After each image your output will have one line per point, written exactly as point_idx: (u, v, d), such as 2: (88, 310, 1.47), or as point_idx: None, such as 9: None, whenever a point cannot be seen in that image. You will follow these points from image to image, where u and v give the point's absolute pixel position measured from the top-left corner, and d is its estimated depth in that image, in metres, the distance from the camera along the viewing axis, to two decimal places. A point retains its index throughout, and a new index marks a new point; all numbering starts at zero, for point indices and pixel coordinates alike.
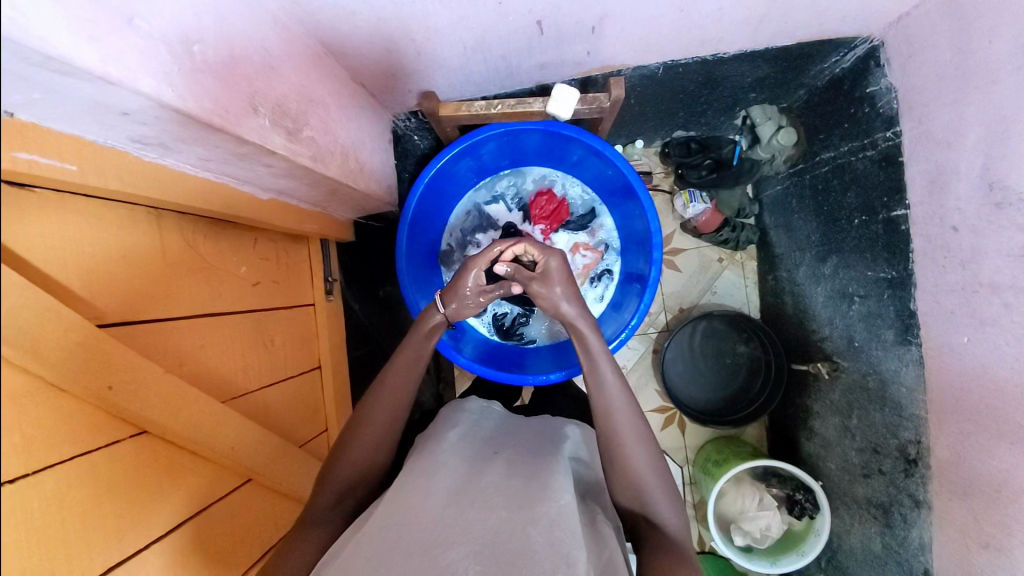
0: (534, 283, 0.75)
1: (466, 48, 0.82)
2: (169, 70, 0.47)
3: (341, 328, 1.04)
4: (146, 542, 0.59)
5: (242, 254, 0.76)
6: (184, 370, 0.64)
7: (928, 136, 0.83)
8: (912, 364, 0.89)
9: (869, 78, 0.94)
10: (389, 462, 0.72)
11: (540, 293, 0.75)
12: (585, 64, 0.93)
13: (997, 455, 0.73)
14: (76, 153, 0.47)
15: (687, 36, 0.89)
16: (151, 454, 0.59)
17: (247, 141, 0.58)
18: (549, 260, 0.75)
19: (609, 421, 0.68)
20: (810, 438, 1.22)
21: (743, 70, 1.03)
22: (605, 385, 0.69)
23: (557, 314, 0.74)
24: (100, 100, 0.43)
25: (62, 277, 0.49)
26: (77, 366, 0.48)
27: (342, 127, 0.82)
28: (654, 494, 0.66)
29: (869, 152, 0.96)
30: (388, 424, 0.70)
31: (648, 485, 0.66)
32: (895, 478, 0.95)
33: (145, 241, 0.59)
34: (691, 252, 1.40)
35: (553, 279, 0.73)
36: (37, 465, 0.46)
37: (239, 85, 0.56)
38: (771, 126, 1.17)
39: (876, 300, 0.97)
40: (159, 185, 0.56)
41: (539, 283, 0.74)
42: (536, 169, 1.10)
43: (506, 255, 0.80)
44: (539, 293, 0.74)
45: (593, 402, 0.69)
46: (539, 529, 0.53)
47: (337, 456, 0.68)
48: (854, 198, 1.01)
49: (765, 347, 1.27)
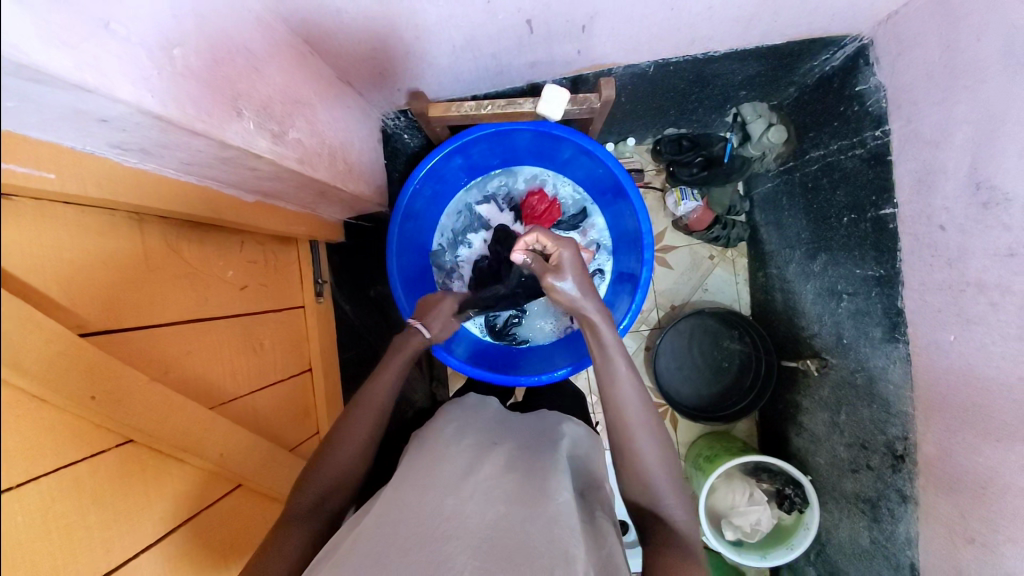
0: (548, 275, 0.70)
1: (456, 47, 0.81)
2: (150, 76, 0.45)
3: (331, 329, 1.03)
4: (135, 552, 0.58)
5: (229, 258, 0.75)
6: (170, 377, 0.63)
7: (916, 135, 0.83)
8: (899, 361, 0.90)
9: (858, 77, 0.94)
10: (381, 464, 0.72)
11: (553, 286, 0.69)
12: (575, 63, 0.93)
13: (982, 452, 0.75)
14: (53, 160, 0.46)
15: (677, 35, 0.89)
16: (139, 463, 0.58)
17: (231, 146, 0.56)
18: (561, 249, 0.70)
19: (619, 420, 0.68)
20: (799, 434, 1.23)
21: (734, 68, 1.03)
22: (617, 375, 0.68)
23: (572, 307, 0.70)
24: (78, 108, 0.42)
25: (42, 285, 0.48)
26: (60, 376, 0.47)
27: (330, 128, 0.81)
28: (648, 493, 0.67)
29: (858, 150, 0.96)
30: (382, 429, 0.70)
31: (642, 483, 0.67)
32: (883, 473, 0.96)
33: (127, 247, 0.58)
34: (682, 250, 1.40)
35: (567, 270, 0.69)
36: (21, 479, 0.46)
37: (222, 87, 0.55)
38: (761, 123, 1.17)
39: (864, 298, 0.98)
40: (140, 190, 0.55)
41: (552, 276, 0.69)
42: (527, 169, 1.09)
43: (520, 244, 0.75)
44: (553, 286, 0.68)
45: (609, 400, 0.69)
46: (536, 524, 0.53)
47: (326, 456, 0.68)
48: (843, 197, 1.01)
49: (756, 344, 1.28)
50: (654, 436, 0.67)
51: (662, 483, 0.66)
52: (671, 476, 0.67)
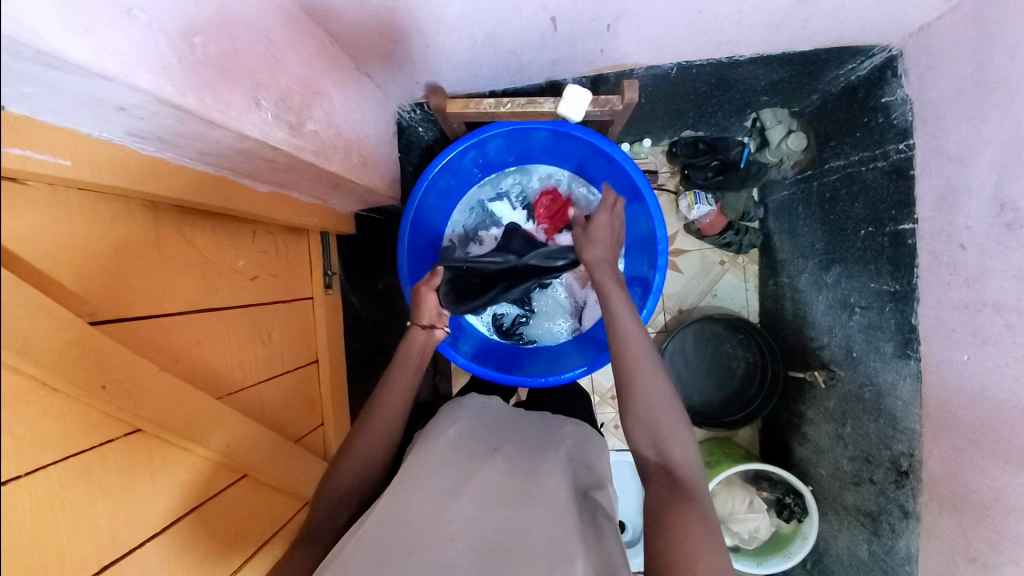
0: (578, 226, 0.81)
1: (477, 42, 0.79)
2: (169, 63, 0.44)
3: (339, 321, 1.02)
4: (140, 540, 0.58)
5: (241, 247, 0.75)
6: (179, 367, 0.63)
7: (941, 151, 0.82)
8: (910, 378, 0.89)
9: (885, 88, 0.93)
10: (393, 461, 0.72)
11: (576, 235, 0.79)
12: (597, 62, 0.91)
13: (989, 474, 0.74)
14: (70, 147, 0.45)
15: (703, 38, 0.87)
16: (147, 453, 0.58)
17: (249, 137, 0.56)
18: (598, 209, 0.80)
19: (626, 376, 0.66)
20: (802, 444, 1.23)
21: (758, 74, 1.02)
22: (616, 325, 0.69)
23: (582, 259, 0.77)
24: (96, 95, 0.42)
25: (55, 272, 0.47)
26: (70, 365, 0.47)
27: (347, 120, 0.79)
28: (650, 458, 0.65)
29: (880, 163, 0.94)
30: (388, 428, 0.69)
31: (646, 437, 0.64)
32: (886, 488, 0.96)
33: (140, 235, 0.58)
34: (692, 254, 1.39)
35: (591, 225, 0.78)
36: (31, 466, 0.46)
37: (242, 77, 0.54)
38: (780, 130, 1.17)
39: (878, 312, 0.97)
40: (154, 178, 0.54)
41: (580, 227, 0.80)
42: (542, 168, 1.08)
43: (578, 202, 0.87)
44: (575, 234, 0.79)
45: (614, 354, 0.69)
46: (541, 531, 0.53)
47: (342, 451, 0.69)
48: (861, 209, 1.00)
49: (762, 352, 1.27)
50: (656, 389, 0.66)
51: (666, 444, 0.64)
52: (672, 435, 0.64)
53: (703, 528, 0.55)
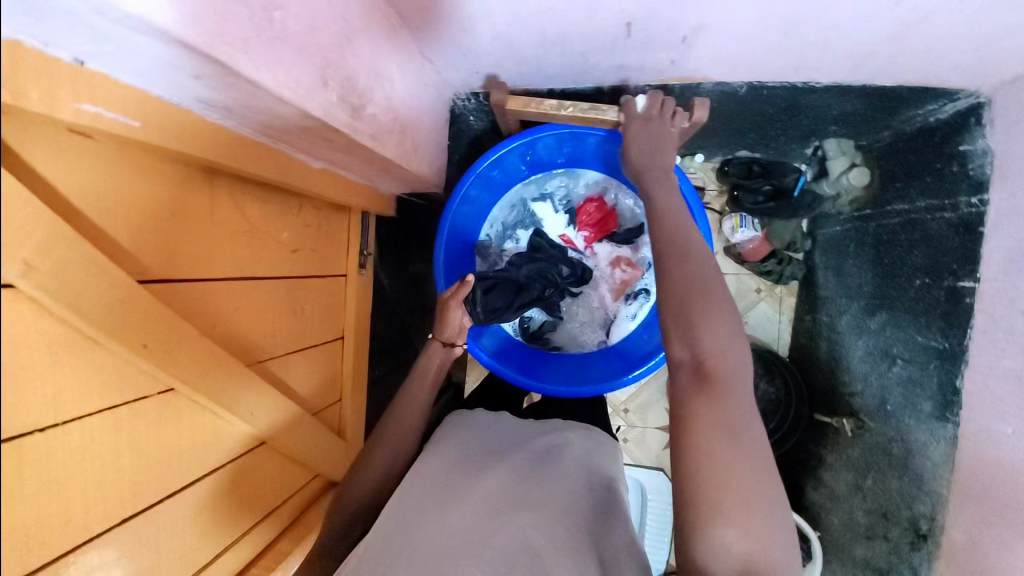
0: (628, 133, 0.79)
1: (546, 39, 0.77)
2: (249, 37, 0.44)
3: (368, 301, 1.03)
4: (163, 496, 0.60)
5: (287, 220, 0.75)
6: (216, 332, 0.64)
7: (1017, 211, 0.77)
8: (944, 442, 0.86)
9: (965, 136, 0.86)
10: (415, 453, 0.73)
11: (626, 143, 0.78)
12: (666, 72, 0.88)
13: (1013, 553, 0.71)
14: (141, 108, 0.45)
15: (780, 61, 0.84)
16: (176, 412, 0.60)
17: (313, 117, 0.55)
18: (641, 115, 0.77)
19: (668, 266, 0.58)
20: (816, 488, 1.19)
21: (831, 102, 0.98)
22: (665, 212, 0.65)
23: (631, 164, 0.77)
24: (172, 62, 0.41)
25: (110, 228, 0.48)
26: (116, 323, 0.48)
27: (405, 105, 0.79)
28: (678, 353, 0.55)
29: (947, 213, 0.90)
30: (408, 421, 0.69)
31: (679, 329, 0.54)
32: (899, 548, 0.93)
33: (194, 198, 0.58)
34: (729, 277, 1.35)
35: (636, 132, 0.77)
36: (68, 416, 0.47)
37: (314, 56, 0.53)
38: (843, 162, 1.11)
39: (920, 368, 0.92)
40: (216, 146, 0.54)
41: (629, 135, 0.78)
42: (590, 173, 1.05)
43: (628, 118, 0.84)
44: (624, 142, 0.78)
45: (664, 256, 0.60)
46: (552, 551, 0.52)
47: (374, 438, 0.71)
48: (919, 257, 0.95)
49: (789, 386, 1.23)
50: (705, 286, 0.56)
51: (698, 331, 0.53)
52: (712, 324, 0.53)
53: (727, 440, 0.48)
